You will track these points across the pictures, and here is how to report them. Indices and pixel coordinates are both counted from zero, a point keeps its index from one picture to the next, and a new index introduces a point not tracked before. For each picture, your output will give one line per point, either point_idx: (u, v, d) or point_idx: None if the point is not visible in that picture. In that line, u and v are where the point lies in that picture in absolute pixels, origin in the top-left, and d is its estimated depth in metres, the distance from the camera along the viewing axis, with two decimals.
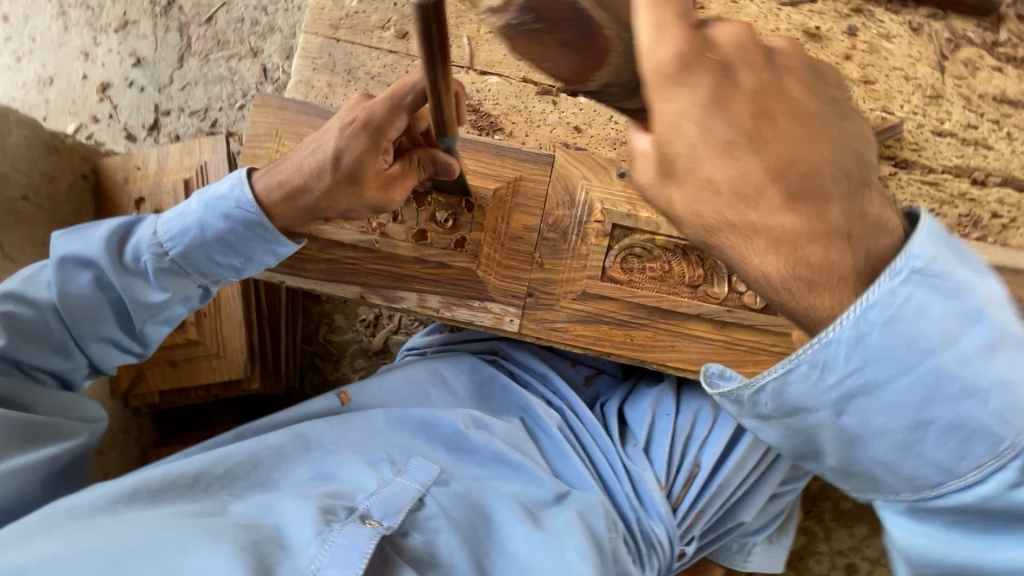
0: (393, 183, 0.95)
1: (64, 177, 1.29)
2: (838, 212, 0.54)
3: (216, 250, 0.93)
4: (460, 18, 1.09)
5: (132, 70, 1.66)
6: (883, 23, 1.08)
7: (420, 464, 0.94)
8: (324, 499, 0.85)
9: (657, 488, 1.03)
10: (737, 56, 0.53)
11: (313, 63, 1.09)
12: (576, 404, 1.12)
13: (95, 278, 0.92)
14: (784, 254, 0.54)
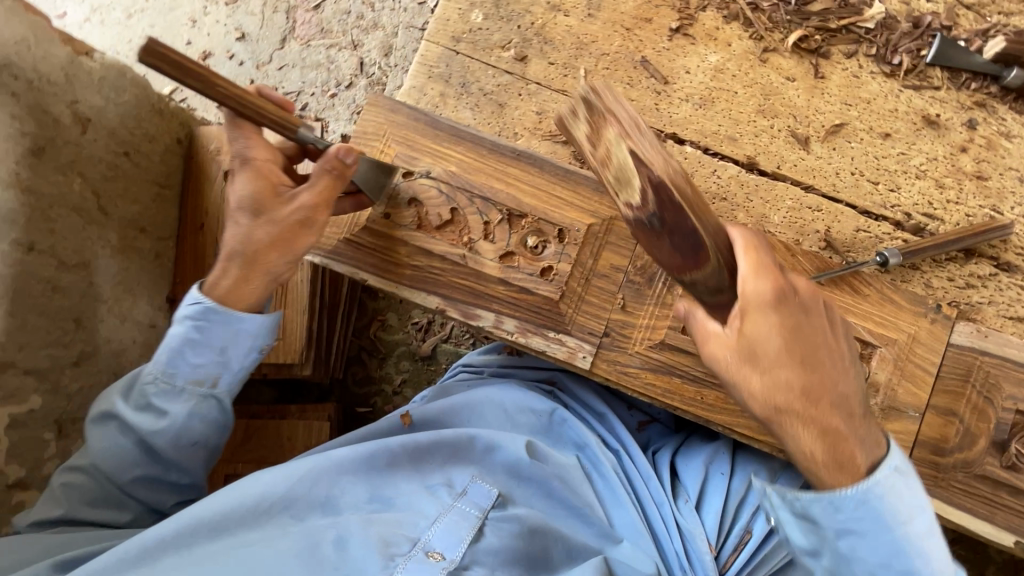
0: (317, 203, 0.90)
1: (162, 140, 1.31)
2: (828, 373, 0.87)
3: (190, 353, 0.92)
4: (579, 50, 1.10)
5: (235, 44, 1.70)
6: (1006, 121, 1.06)
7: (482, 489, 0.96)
8: (385, 527, 0.88)
9: (708, 550, 1.00)
10: (752, 304, 0.85)
11: (429, 71, 1.11)
12: (632, 448, 1.10)
13: (175, 352, 0.93)
14: (769, 386, 0.86)
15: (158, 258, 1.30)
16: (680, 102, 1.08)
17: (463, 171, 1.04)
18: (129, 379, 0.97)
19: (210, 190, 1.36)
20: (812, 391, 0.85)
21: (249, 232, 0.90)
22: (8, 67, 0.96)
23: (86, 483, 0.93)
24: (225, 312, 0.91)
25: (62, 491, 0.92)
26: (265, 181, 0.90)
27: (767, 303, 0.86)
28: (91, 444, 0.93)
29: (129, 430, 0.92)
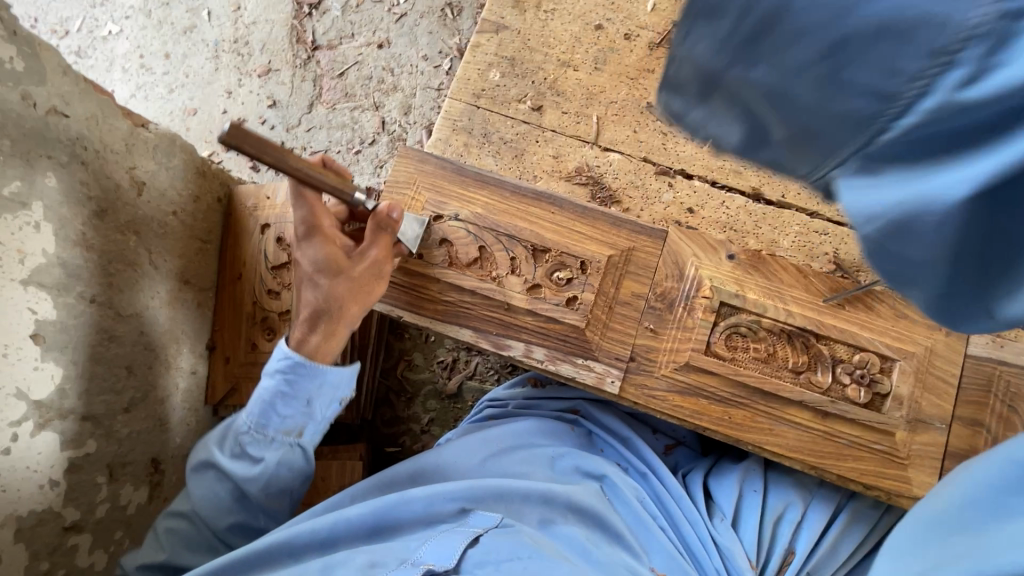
0: (378, 258, 1.03)
1: (206, 199, 1.42)
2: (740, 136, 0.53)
3: (280, 404, 1.07)
4: (590, 99, 1.20)
5: (267, 111, 1.85)
6: None
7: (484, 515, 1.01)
8: (380, 553, 0.96)
9: (749, 567, 1.00)
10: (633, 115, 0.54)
11: (453, 125, 1.21)
12: (659, 470, 1.13)
13: (256, 402, 1.08)
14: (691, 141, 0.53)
15: (200, 308, 1.38)
16: (685, 141, 1.17)
17: (489, 212, 1.12)
18: (222, 432, 1.14)
19: (248, 243, 1.45)
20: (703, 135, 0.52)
21: (329, 290, 1.04)
22: (80, 140, 1.07)
23: (189, 528, 1.09)
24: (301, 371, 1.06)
25: (168, 534, 1.09)
26: (334, 246, 1.07)
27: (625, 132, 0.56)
28: (194, 492, 1.09)
29: (225, 477, 1.09)
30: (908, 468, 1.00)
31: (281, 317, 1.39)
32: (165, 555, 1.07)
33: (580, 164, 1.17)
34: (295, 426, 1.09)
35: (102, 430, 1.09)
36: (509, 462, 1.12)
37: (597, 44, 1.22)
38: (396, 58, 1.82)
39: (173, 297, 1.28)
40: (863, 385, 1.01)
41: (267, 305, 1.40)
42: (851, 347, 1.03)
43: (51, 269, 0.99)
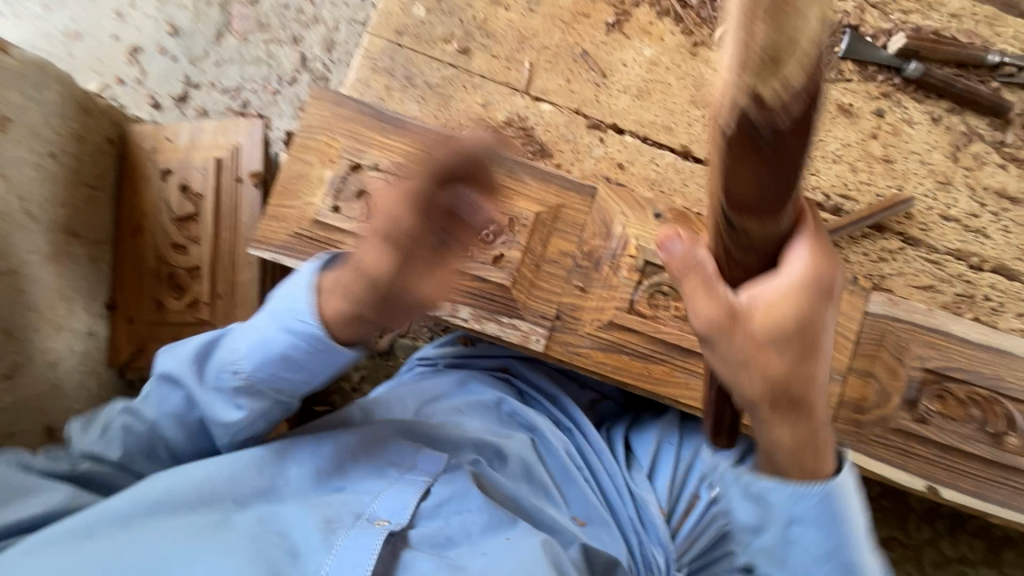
0: None
1: (92, 139, 1.26)
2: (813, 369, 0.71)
3: (167, 399, 1.01)
4: (522, 43, 1.13)
5: (167, 38, 1.63)
6: (907, 109, 1.16)
7: (429, 465, 0.98)
8: (331, 504, 0.91)
9: (660, 514, 1.08)
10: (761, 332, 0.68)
11: (373, 65, 1.11)
12: (586, 427, 1.16)
13: (144, 401, 1.02)
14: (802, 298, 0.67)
15: (92, 263, 1.25)
16: (618, 93, 1.13)
17: (412, 163, 1.05)
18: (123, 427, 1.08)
19: (148, 191, 1.31)
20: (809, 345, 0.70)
21: None
22: None
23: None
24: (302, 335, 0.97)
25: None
26: None
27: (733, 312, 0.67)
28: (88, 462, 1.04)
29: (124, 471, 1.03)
30: None
31: (190, 273, 1.29)
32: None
33: (510, 114, 1.12)
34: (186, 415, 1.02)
35: None
36: (440, 412, 1.10)
37: None
38: None
39: (57, 250, 1.15)
40: None
41: (173, 261, 1.29)
42: None
43: None
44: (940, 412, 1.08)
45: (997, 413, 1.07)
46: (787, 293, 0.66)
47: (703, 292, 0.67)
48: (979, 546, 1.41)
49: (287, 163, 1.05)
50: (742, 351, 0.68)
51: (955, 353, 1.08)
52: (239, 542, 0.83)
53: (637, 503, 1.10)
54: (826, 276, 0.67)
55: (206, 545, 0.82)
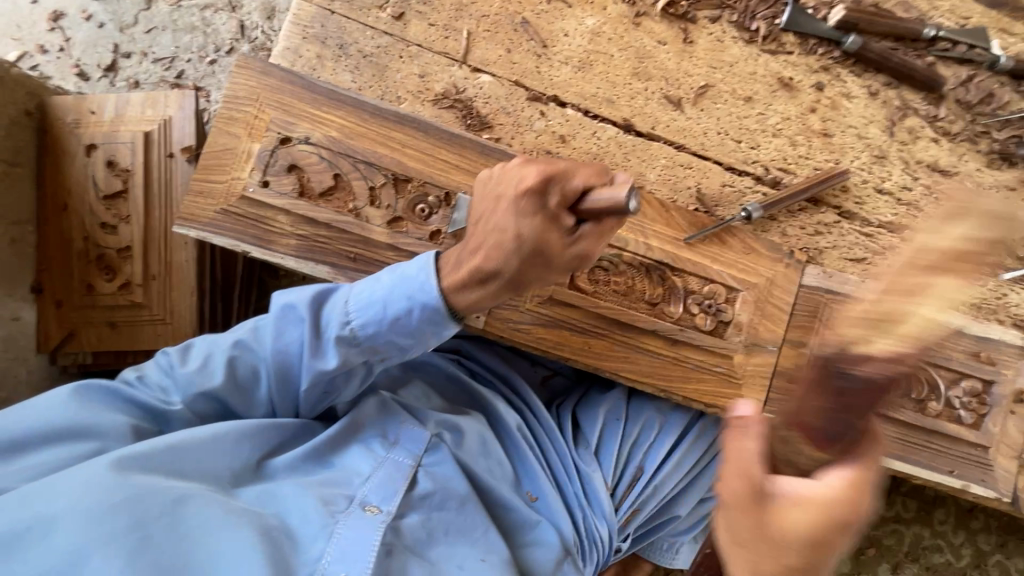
0: None
1: (6, 111, 1.19)
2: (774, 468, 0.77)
3: None
4: (459, 11, 1.09)
5: (91, 3, 1.52)
6: (846, 83, 1.17)
7: (386, 341, 0.95)
8: (322, 487, 0.93)
9: (605, 489, 1.16)
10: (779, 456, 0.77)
11: (304, 32, 1.06)
12: (536, 408, 1.21)
13: None
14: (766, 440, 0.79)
15: (14, 244, 1.19)
16: (559, 65, 1.10)
17: (345, 136, 1.02)
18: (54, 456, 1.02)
19: (71, 166, 1.24)
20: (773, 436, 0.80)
21: None
22: None
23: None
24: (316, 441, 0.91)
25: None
26: None
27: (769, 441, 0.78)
28: None
29: None
30: (742, 387, 1.10)
31: (121, 254, 1.23)
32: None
33: (448, 85, 1.08)
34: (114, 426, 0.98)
35: None
36: (404, 390, 1.14)
37: None
38: None
39: None
40: (710, 313, 1.08)
41: (102, 241, 1.24)
42: (702, 279, 1.08)
43: None
44: None
45: (922, 379, 1.12)
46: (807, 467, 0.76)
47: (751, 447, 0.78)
48: (916, 506, 1.47)
49: (212, 136, 1.00)
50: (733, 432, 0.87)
51: None
52: (235, 513, 0.83)
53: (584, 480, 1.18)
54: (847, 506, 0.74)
55: (197, 499, 0.82)
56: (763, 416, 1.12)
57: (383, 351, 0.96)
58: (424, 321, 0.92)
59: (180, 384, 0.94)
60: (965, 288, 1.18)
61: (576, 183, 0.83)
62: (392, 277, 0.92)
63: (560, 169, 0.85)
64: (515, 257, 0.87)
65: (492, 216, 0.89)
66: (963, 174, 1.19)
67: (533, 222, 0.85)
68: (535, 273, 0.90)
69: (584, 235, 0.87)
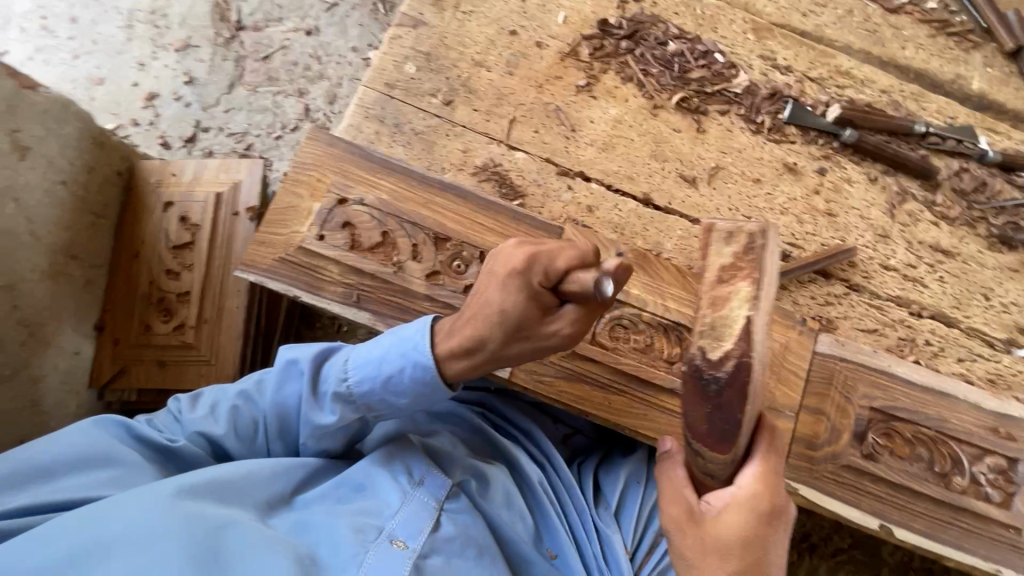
0: None
1: (102, 171, 1.35)
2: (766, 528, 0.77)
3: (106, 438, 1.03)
4: (500, 99, 1.26)
5: (182, 87, 1.77)
6: (846, 170, 1.28)
7: (380, 399, 1.00)
8: (354, 517, 0.96)
9: (624, 553, 1.18)
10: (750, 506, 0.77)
11: (366, 112, 1.23)
12: (558, 462, 1.27)
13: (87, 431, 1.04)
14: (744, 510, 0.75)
15: (87, 285, 1.31)
16: (586, 146, 1.25)
17: (394, 199, 1.15)
18: None
19: (148, 219, 1.39)
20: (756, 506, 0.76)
21: None
22: None
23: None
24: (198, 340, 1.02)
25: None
26: None
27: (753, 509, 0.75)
28: None
29: None
30: None
31: (179, 298, 1.35)
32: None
33: (486, 159, 1.23)
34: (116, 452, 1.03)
35: None
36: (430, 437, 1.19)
37: (510, 49, 1.28)
38: (324, 47, 1.79)
39: (53, 271, 1.22)
40: None
41: (164, 286, 1.36)
42: None
43: None
44: (888, 449, 1.12)
45: (943, 452, 1.12)
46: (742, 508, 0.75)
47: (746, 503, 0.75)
48: None
49: (279, 196, 1.15)
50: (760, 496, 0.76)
51: (898, 393, 1.15)
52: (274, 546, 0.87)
53: (603, 542, 1.20)
54: (771, 498, 0.76)
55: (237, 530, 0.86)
56: (783, 482, 1.11)
57: (377, 409, 1.01)
58: (415, 380, 0.97)
59: (186, 427, 1.00)
60: (979, 363, 1.22)
61: (558, 264, 0.90)
62: (391, 337, 1.00)
63: (544, 250, 0.93)
64: (498, 329, 0.93)
65: (485, 289, 0.96)
66: (965, 256, 1.26)
67: (518, 299, 0.92)
68: (517, 346, 0.96)
69: (566, 315, 0.93)
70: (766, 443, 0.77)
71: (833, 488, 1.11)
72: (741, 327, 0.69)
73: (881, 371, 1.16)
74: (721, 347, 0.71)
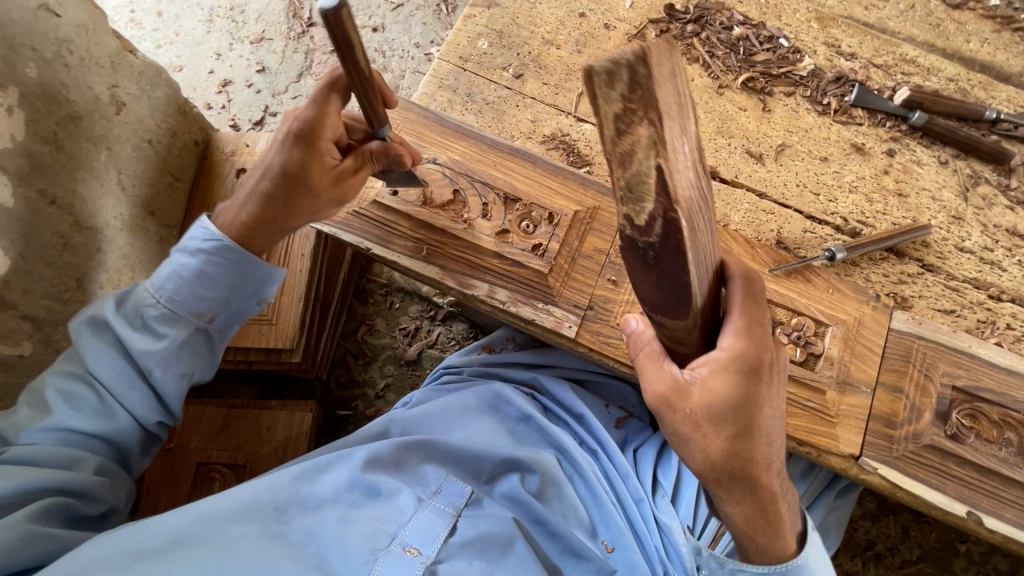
0: (341, 176, 1.05)
1: (183, 137, 1.41)
2: (762, 388, 0.79)
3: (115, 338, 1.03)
4: (569, 75, 1.29)
5: (255, 75, 1.87)
6: (915, 152, 1.27)
7: (198, 301, 1.06)
8: (372, 522, 1.04)
9: (684, 541, 1.17)
10: (730, 374, 0.78)
11: (440, 83, 1.28)
12: (609, 449, 1.27)
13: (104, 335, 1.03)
14: (726, 375, 0.78)
15: (160, 243, 1.33)
16: None
17: (466, 160, 1.17)
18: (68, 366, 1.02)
19: (221, 186, 1.43)
20: (753, 366, 0.78)
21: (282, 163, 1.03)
22: (66, 43, 1.07)
23: (84, 391, 1.00)
24: (229, 251, 1.05)
25: (59, 396, 0.99)
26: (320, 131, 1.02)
27: (731, 363, 0.77)
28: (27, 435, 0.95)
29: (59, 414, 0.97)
30: (836, 426, 1.07)
31: None
32: (50, 418, 0.97)
33: (554, 129, 1.26)
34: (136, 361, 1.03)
35: (39, 334, 1.04)
36: (475, 429, 1.25)
37: (579, 29, 1.33)
38: (389, 42, 1.88)
39: (134, 224, 1.24)
40: (799, 345, 1.09)
41: None
42: (789, 311, 1.11)
43: (14, 155, 0.97)
44: (973, 431, 1.06)
45: None
46: (722, 369, 0.77)
47: (733, 365, 0.77)
48: None
49: None
50: (752, 354, 0.77)
51: (982, 374, 1.10)
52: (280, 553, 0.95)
53: (663, 530, 1.20)
54: (754, 355, 0.77)
55: (250, 543, 0.95)
56: (861, 461, 1.06)
57: (204, 313, 1.07)
58: (248, 284, 1.09)
59: (180, 345, 1.06)
60: None
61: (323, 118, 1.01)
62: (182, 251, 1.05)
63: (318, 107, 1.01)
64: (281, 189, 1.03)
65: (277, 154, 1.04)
66: None
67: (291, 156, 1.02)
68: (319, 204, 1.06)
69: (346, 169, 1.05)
70: (740, 299, 0.79)
71: (915, 469, 1.06)
72: (658, 164, 0.61)
73: (962, 351, 1.11)
74: (646, 208, 0.64)
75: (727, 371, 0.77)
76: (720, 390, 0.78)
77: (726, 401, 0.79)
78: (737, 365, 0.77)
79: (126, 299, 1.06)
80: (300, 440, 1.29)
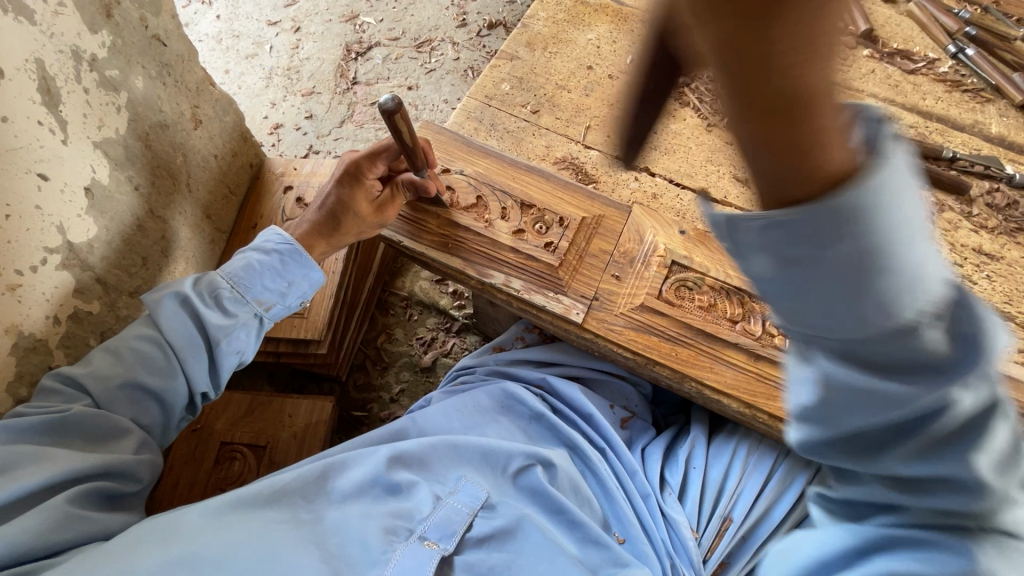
0: (383, 204, 1.28)
1: (241, 157, 1.61)
2: (819, 120, 0.40)
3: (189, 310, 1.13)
4: (578, 112, 1.51)
5: (303, 121, 2.15)
6: None
7: (265, 290, 1.20)
8: (389, 517, 1.05)
9: (690, 534, 1.19)
10: (761, 122, 0.41)
11: (468, 115, 1.51)
12: (616, 447, 1.30)
13: (179, 305, 1.13)
14: (754, 140, 0.42)
15: (211, 244, 1.50)
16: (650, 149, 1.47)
17: (488, 172, 1.36)
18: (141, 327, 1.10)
19: (269, 200, 1.62)
20: (777, 101, 0.39)
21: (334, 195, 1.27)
22: (166, 68, 1.30)
23: (154, 352, 1.09)
24: (296, 252, 1.22)
25: (129, 353, 1.08)
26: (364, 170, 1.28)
27: (756, 110, 0.40)
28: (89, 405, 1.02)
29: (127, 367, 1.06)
30: None
31: None
32: (120, 373, 1.06)
33: (565, 154, 1.46)
34: (203, 330, 1.13)
35: (107, 299, 1.18)
36: (491, 430, 1.29)
37: (588, 78, 1.56)
38: (421, 98, 2.17)
39: (194, 223, 1.42)
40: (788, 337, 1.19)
41: None
42: None
43: (115, 145, 1.16)
44: None
45: None
46: (743, 120, 0.41)
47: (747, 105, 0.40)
48: None
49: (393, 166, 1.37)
50: (771, 91, 0.39)
51: None
52: (302, 545, 0.96)
53: (670, 525, 1.22)
54: (782, 81, 0.38)
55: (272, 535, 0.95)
56: None
57: (266, 301, 1.20)
58: (305, 285, 1.25)
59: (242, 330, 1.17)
60: None
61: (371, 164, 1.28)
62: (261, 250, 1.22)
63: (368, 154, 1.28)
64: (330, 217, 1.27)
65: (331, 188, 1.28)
66: (1008, 260, 1.35)
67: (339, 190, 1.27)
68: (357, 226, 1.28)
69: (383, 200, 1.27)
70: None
71: None
72: None
73: None
74: None
75: (751, 129, 0.41)
76: (758, 154, 0.43)
77: (776, 163, 0.43)
78: (749, 108, 0.40)
79: (203, 278, 1.17)
80: (319, 426, 1.36)
